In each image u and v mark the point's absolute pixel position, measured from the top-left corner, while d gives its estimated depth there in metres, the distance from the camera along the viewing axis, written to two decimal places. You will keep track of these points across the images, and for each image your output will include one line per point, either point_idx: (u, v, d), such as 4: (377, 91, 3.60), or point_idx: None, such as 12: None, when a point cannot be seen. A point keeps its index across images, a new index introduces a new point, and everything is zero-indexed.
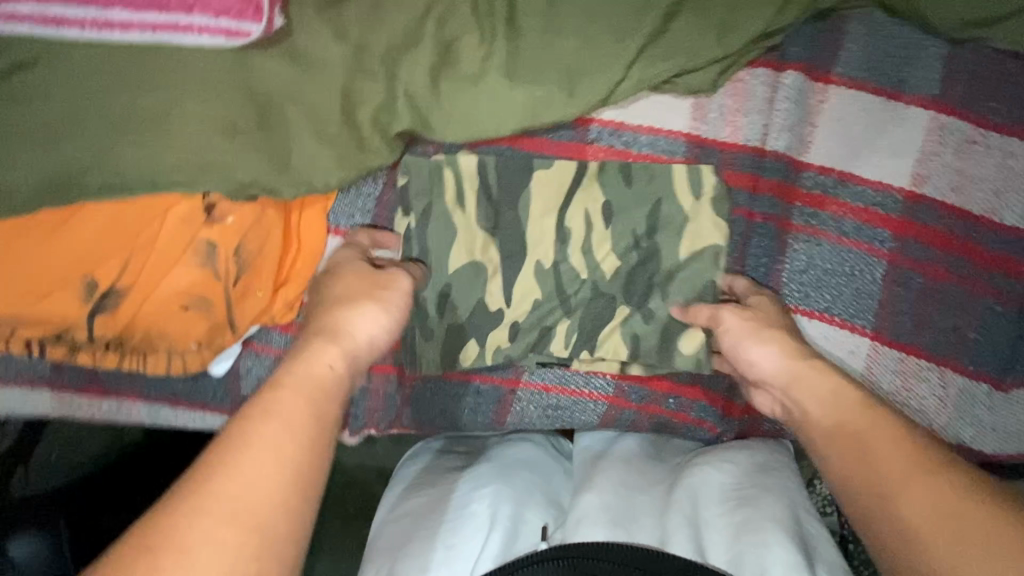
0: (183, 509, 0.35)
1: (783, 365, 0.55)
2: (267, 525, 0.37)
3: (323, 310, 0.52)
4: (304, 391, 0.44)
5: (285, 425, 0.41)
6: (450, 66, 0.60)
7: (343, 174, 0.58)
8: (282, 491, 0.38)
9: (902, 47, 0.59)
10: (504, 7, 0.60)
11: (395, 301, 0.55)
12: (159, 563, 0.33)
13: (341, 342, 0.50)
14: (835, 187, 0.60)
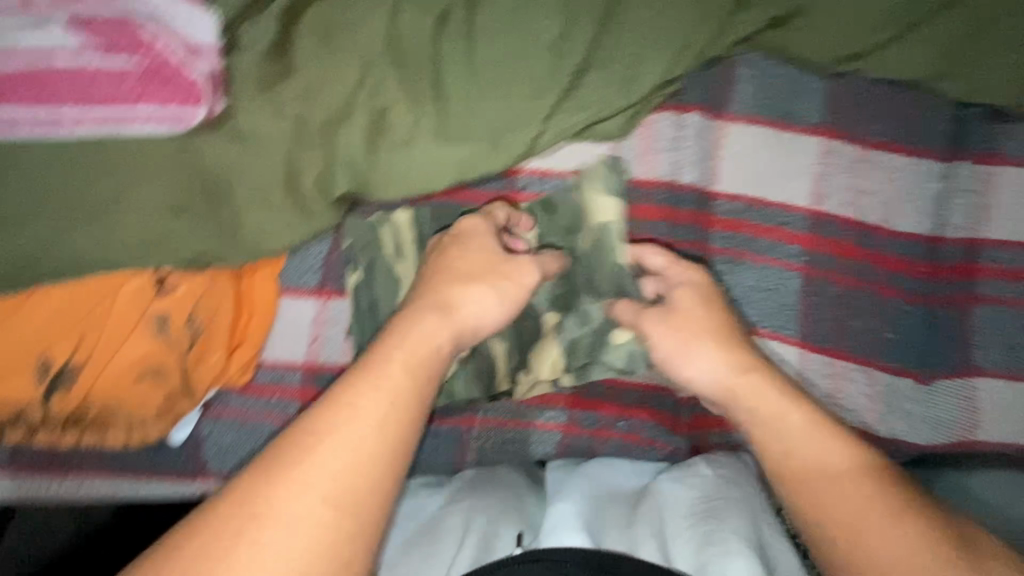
0: (305, 470, 0.45)
1: (725, 369, 0.59)
2: (360, 486, 0.46)
3: (444, 281, 0.59)
4: (417, 366, 0.52)
5: (393, 395, 0.50)
6: (384, 132, 0.65)
7: (289, 238, 0.63)
8: (380, 462, 0.47)
9: (786, 83, 0.67)
10: (429, 74, 0.66)
11: (510, 285, 0.61)
12: (280, 515, 0.43)
13: (451, 320, 0.57)
14: (747, 212, 0.68)
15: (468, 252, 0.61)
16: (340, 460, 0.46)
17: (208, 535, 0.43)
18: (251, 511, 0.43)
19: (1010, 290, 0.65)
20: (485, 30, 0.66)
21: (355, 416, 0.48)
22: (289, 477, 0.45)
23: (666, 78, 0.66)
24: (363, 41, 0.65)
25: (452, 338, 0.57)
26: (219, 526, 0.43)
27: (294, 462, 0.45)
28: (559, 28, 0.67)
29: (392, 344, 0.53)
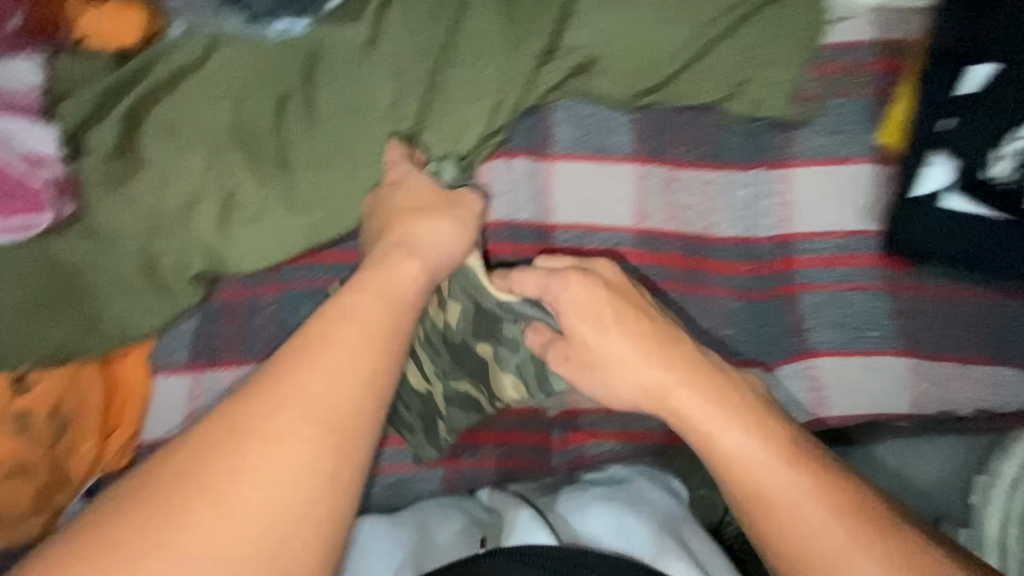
0: (283, 386, 0.47)
1: (657, 381, 0.58)
2: (339, 404, 0.47)
3: (401, 226, 0.63)
4: (391, 302, 0.55)
5: (368, 327, 0.52)
6: (234, 211, 0.70)
7: (153, 321, 0.68)
8: (357, 388, 0.48)
9: (597, 121, 0.74)
10: (275, 152, 0.72)
11: (462, 216, 0.65)
12: (248, 435, 0.45)
13: (421, 257, 0.60)
14: (584, 238, 0.73)
15: (418, 197, 0.66)
16: (321, 391, 0.47)
17: (188, 468, 0.44)
18: (232, 446, 0.44)
19: (824, 276, 0.73)
20: (325, 108, 0.74)
21: (330, 348, 0.49)
22: (270, 409, 0.46)
23: (490, 128, 0.73)
24: (211, 131, 0.71)
25: (421, 274, 0.59)
26: (201, 462, 0.44)
27: (276, 381, 0.47)
28: (391, 98, 0.74)
29: (362, 279, 0.57)
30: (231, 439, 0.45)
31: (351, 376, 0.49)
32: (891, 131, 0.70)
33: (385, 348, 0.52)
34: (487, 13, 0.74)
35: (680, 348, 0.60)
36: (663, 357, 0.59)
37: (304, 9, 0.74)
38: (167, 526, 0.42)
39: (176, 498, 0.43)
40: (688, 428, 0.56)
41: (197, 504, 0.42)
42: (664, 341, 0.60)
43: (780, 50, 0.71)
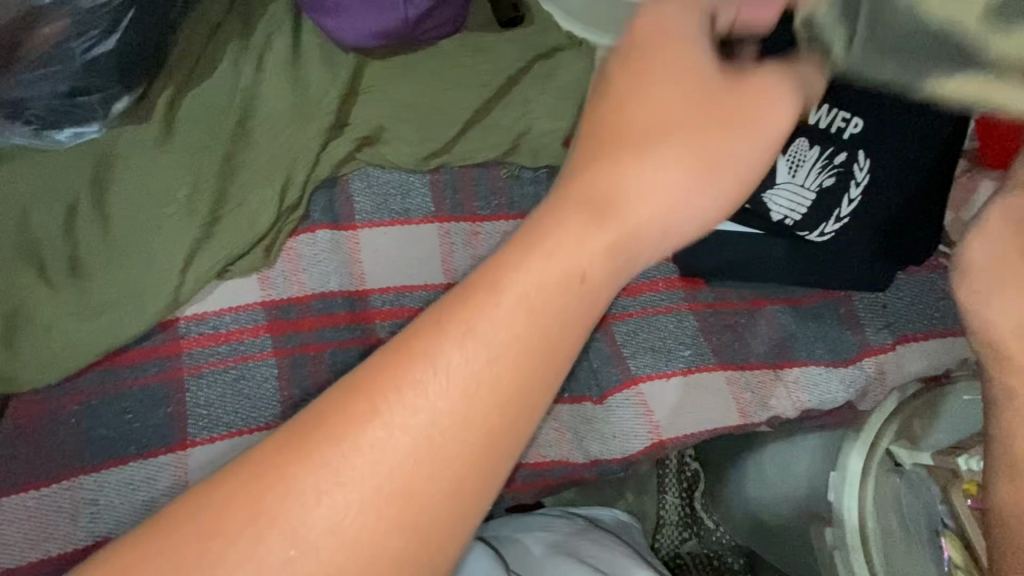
0: (337, 446, 0.29)
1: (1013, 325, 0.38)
2: (427, 493, 0.29)
3: (607, 152, 0.35)
4: (568, 273, 0.32)
5: (539, 303, 0.31)
6: (24, 324, 0.69)
7: None
8: (461, 472, 0.30)
9: (395, 185, 0.77)
10: (65, 258, 0.71)
11: (713, 158, 0.36)
12: (265, 518, 0.29)
13: (611, 224, 0.33)
14: (397, 300, 0.75)
15: (671, 97, 0.36)
16: (423, 429, 0.29)
17: (283, 455, 0.30)
18: (309, 469, 0.29)
19: (632, 304, 0.76)
20: (119, 206, 0.74)
21: (417, 392, 0.30)
22: (369, 433, 0.29)
23: (286, 207, 0.75)
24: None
25: (609, 253, 0.33)
26: (278, 470, 0.29)
27: (339, 442, 0.29)
28: (187, 189, 0.75)
29: (569, 204, 0.34)
30: (266, 491, 0.29)
31: (468, 417, 0.30)
32: None
33: (547, 361, 0.31)
34: (279, 99, 0.79)
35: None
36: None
37: (89, 115, 0.73)
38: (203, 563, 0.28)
39: (243, 515, 0.29)
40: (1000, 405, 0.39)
41: (247, 530, 0.29)
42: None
43: (550, 102, 0.77)
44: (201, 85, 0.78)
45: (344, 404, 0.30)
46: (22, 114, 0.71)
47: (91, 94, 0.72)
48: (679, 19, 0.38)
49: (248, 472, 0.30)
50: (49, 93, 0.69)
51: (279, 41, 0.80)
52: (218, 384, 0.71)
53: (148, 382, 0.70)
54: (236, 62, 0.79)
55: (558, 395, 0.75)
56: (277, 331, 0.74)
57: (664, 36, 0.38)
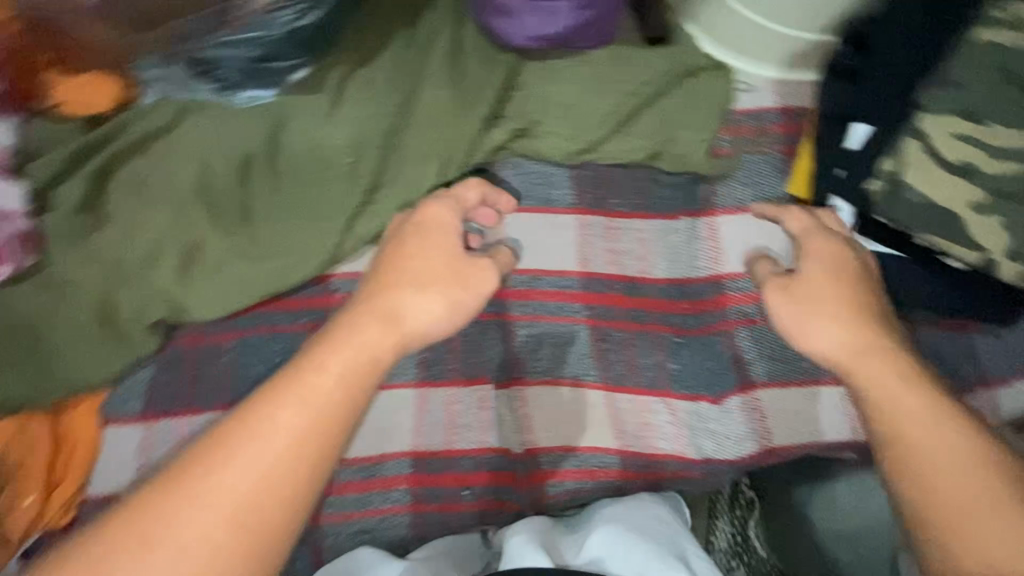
0: (196, 478, 0.51)
1: (842, 345, 0.61)
2: (271, 497, 0.51)
3: (382, 293, 0.63)
4: (368, 353, 0.59)
5: (348, 378, 0.57)
6: (197, 262, 0.73)
7: (108, 370, 0.69)
8: (287, 479, 0.52)
9: (541, 176, 0.83)
10: (237, 207, 0.76)
11: (461, 297, 0.64)
12: (155, 527, 0.49)
13: (391, 330, 0.61)
14: (534, 281, 0.79)
15: (428, 262, 0.65)
16: (278, 437, 0.52)
17: (195, 462, 0.51)
18: (210, 465, 0.51)
19: (755, 311, 0.79)
20: (287, 165, 0.80)
21: (248, 443, 0.52)
22: (244, 445, 0.52)
23: (441, 184, 0.81)
24: (175, 188, 0.75)
25: (393, 347, 0.60)
26: (196, 468, 0.51)
27: (196, 476, 0.51)
28: (350, 158, 0.80)
29: (369, 320, 0.60)
30: (149, 513, 0.50)
31: (307, 431, 0.53)
32: (798, 182, 0.79)
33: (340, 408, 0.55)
34: (440, 83, 0.83)
35: (858, 322, 0.61)
36: (846, 320, 0.61)
37: (270, 80, 0.80)
38: (155, 523, 0.49)
39: (130, 534, 0.49)
40: (866, 388, 0.59)
41: (179, 510, 0.50)
42: (862, 317, 0.62)
43: (694, 115, 0.82)
44: (371, 65, 0.83)
45: (198, 450, 0.52)
46: (211, 71, 0.78)
47: (279, 62, 0.79)
48: (438, 210, 0.69)
49: (141, 504, 0.50)
50: (243, 56, 0.77)
51: (445, 34, 0.85)
52: None
53: (299, 330, 0.75)
54: (403, 49, 0.85)
55: (678, 390, 0.78)
56: None
57: (432, 230, 0.68)
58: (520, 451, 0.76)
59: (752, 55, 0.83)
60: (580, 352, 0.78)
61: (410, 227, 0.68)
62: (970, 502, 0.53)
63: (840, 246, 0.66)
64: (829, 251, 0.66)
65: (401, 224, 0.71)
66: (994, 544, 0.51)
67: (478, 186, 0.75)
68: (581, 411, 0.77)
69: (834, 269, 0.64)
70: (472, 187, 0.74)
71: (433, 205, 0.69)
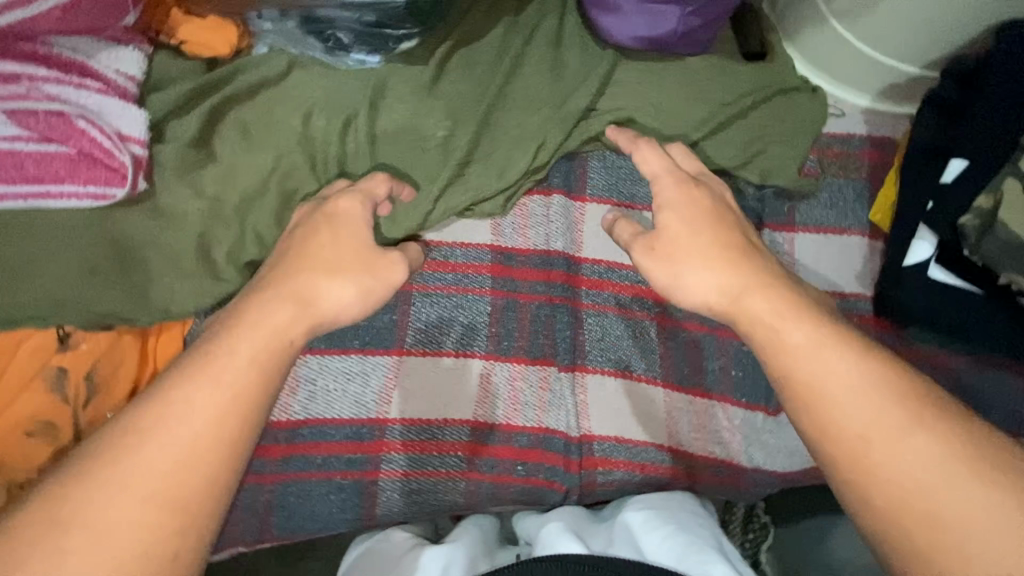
0: (111, 468, 0.49)
1: (722, 282, 0.63)
2: (191, 477, 0.50)
3: (296, 274, 0.63)
4: (279, 336, 0.59)
5: (260, 360, 0.57)
6: (293, 209, 0.75)
7: (198, 300, 0.70)
8: (208, 459, 0.51)
9: (628, 172, 0.84)
10: (334, 162, 0.79)
11: (373, 286, 0.65)
12: (72, 517, 0.47)
13: (307, 313, 0.62)
14: (608, 272, 0.81)
15: (341, 249, 0.66)
16: (195, 417, 0.52)
17: (110, 448, 0.50)
18: (124, 449, 0.50)
19: None
20: (386, 129, 0.82)
21: (162, 433, 0.51)
22: (162, 429, 0.51)
23: (532, 167, 0.82)
24: (278, 137, 0.78)
25: (307, 328, 0.61)
26: (108, 455, 0.49)
27: (106, 465, 0.49)
28: (446, 130, 0.83)
29: (281, 303, 0.61)
30: (61, 505, 0.47)
31: (228, 407, 0.53)
32: (881, 208, 0.80)
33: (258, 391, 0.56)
34: (539, 73, 0.87)
35: (732, 261, 0.64)
36: (716, 264, 0.64)
37: (380, 45, 0.82)
38: (68, 508, 0.47)
39: (32, 533, 0.46)
40: (752, 330, 0.61)
41: (95, 496, 0.48)
42: (737, 259, 0.64)
43: (787, 131, 0.83)
44: (473, 46, 0.87)
45: (108, 444, 0.50)
46: (324, 32, 0.81)
47: (391, 29, 0.80)
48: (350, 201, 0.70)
49: (50, 497, 0.47)
50: (355, 20, 0.78)
51: (547, 26, 0.88)
52: (440, 306, 0.77)
53: None
54: (506, 34, 0.88)
55: (737, 398, 0.79)
56: (497, 273, 0.80)
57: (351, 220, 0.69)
58: (576, 435, 0.77)
59: (849, 83, 0.86)
60: (643, 347, 0.79)
61: (321, 217, 0.69)
62: (870, 430, 0.52)
63: (699, 194, 0.70)
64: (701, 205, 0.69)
65: (311, 213, 0.71)
66: (910, 471, 0.49)
67: (385, 179, 0.75)
68: (640, 404, 0.78)
69: (695, 221, 0.67)
70: (377, 184, 0.75)
71: (344, 198, 0.70)
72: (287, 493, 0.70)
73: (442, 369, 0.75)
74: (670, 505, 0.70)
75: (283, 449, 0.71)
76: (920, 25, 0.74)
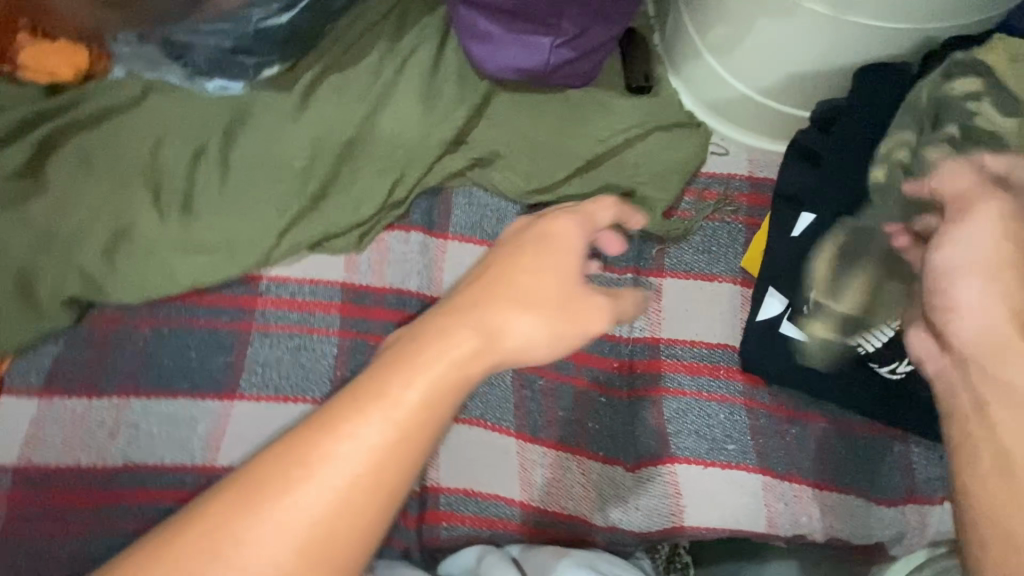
0: (246, 514, 0.34)
1: (989, 330, 0.43)
2: (340, 546, 0.34)
3: (482, 297, 0.43)
4: (462, 375, 0.39)
5: (431, 407, 0.37)
6: (124, 243, 0.72)
7: (17, 336, 0.68)
8: (366, 520, 0.35)
9: (493, 210, 0.81)
10: (180, 193, 0.75)
11: (565, 328, 0.45)
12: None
13: (491, 352, 0.41)
14: None
15: (544, 268, 0.46)
16: (356, 469, 0.35)
17: (249, 488, 0.35)
18: (268, 490, 0.34)
19: (688, 382, 0.75)
20: (238, 160, 0.78)
21: (311, 476, 0.34)
22: (316, 465, 0.35)
23: (391, 202, 0.79)
24: (120, 165, 0.74)
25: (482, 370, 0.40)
26: (230, 507, 0.34)
27: (246, 512, 0.34)
28: (304, 161, 0.79)
29: (461, 332, 0.40)
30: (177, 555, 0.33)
31: (393, 460, 0.35)
32: (752, 257, 0.77)
33: (426, 444, 0.37)
34: (410, 98, 0.82)
35: None
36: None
37: (240, 72, 0.80)
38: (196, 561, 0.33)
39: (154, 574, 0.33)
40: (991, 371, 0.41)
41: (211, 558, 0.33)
42: None
43: (659, 171, 0.80)
44: (345, 72, 0.83)
45: (248, 475, 0.35)
46: (183, 56, 0.79)
47: (250, 57, 0.79)
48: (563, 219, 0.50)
49: (177, 543, 0.34)
50: (215, 45, 0.77)
51: (421, 55, 0.84)
52: (280, 346, 0.74)
53: (217, 328, 0.73)
54: (380, 61, 0.84)
55: (594, 450, 0.75)
56: (347, 313, 0.76)
57: (556, 234, 0.49)
58: (418, 488, 0.73)
59: (728, 118, 0.82)
60: (499, 394, 0.76)
61: (526, 235, 0.48)
62: None
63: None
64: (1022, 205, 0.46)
65: (515, 229, 0.50)
66: None
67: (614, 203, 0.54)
68: (490, 453, 0.74)
69: None
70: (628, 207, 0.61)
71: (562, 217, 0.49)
72: (92, 546, 0.65)
73: (274, 416, 0.71)
74: (616, 563, 0.68)
75: (97, 495, 0.67)
76: (785, 61, 0.70)
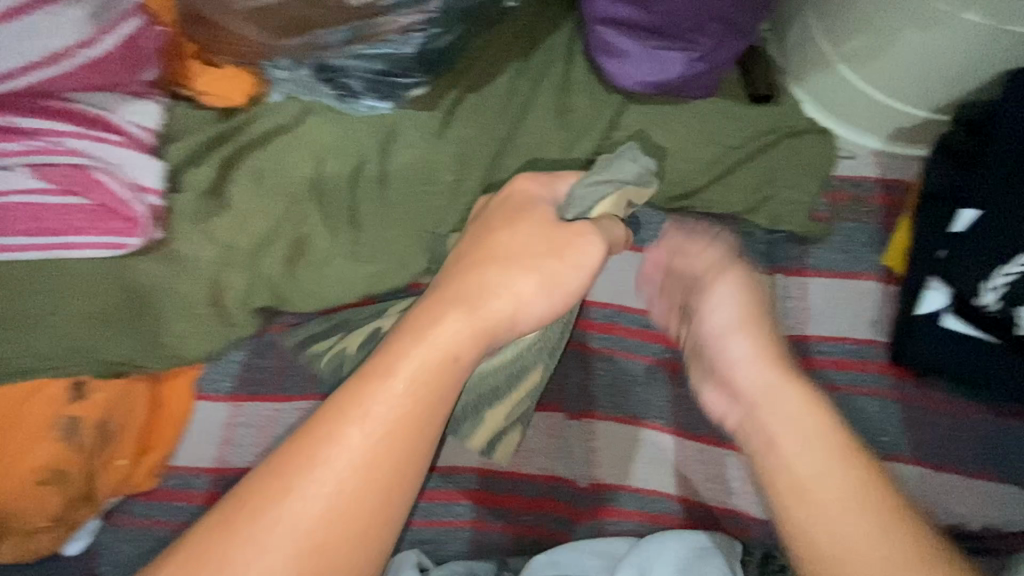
0: (287, 484, 0.46)
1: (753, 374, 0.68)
2: (375, 491, 0.47)
3: (467, 276, 0.59)
4: (447, 347, 0.53)
5: (422, 379, 0.51)
6: (303, 256, 0.77)
7: (208, 346, 0.73)
8: (391, 465, 0.48)
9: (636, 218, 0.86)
10: (346, 208, 0.79)
11: (561, 272, 0.61)
12: (241, 533, 0.44)
13: (475, 316, 0.55)
14: (618, 315, 0.82)
15: (523, 241, 0.63)
16: (369, 437, 0.48)
17: (277, 469, 0.47)
18: (303, 463, 0.47)
19: (838, 377, 0.79)
20: (394, 176, 0.82)
21: (325, 449, 0.47)
22: (328, 452, 0.47)
23: None
24: (290, 183, 0.78)
25: (475, 339, 0.54)
26: (268, 488, 0.46)
27: (281, 480, 0.46)
28: (454, 174, 0.82)
29: (448, 308, 0.55)
30: (243, 519, 0.45)
31: (395, 424, 0.49)
32: (894, 255, 0.82)
33: (427, 406, 0.50)
34: (545, 115, 0.86)
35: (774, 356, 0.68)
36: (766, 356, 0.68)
37: (389, 93, 0.80)
38: (247, 521, 0.45)
39: (217, 536, 0.45)
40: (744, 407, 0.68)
41: (256, 525, 0.45)
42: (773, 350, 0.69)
43: (795, 176, 0.84)
44: (484, 90, 0.85)
45: (276, 457, 0.47)
46: (335, 79, 0.79)
47: (401, 77, 0.79)
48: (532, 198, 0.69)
49: (221, 518, 0.46)
50: (366, 68, 0.77)
51: (554, 73, 0.88)
52: None
53: None
54: (515, 79, 0.86)
55: None
56: None
57: (525, 211, 0.67)
58: (587, 485, 0.76)
59: (857, 124, 0.85)
60: (656, 392, 0.79)
61: (507, 210, 0.67)
62: (826, 501, 0.58)
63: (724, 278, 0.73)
64: (749, 293, 0.73)
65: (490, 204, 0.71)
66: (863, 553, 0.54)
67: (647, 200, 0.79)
68: (651, 451, 0.77)
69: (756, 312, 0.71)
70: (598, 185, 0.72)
71: (520, 182, 0.71)
72: None
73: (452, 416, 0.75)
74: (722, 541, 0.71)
75: None
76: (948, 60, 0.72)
